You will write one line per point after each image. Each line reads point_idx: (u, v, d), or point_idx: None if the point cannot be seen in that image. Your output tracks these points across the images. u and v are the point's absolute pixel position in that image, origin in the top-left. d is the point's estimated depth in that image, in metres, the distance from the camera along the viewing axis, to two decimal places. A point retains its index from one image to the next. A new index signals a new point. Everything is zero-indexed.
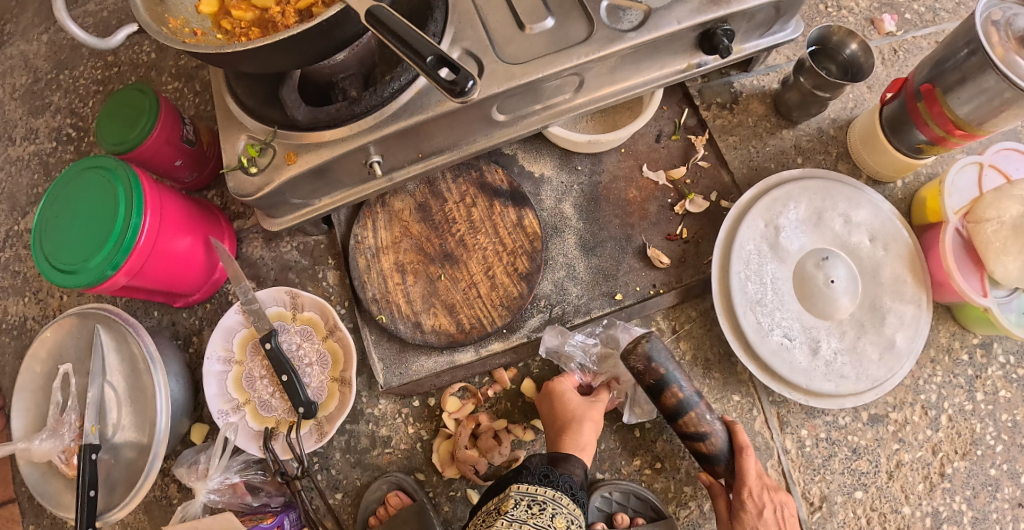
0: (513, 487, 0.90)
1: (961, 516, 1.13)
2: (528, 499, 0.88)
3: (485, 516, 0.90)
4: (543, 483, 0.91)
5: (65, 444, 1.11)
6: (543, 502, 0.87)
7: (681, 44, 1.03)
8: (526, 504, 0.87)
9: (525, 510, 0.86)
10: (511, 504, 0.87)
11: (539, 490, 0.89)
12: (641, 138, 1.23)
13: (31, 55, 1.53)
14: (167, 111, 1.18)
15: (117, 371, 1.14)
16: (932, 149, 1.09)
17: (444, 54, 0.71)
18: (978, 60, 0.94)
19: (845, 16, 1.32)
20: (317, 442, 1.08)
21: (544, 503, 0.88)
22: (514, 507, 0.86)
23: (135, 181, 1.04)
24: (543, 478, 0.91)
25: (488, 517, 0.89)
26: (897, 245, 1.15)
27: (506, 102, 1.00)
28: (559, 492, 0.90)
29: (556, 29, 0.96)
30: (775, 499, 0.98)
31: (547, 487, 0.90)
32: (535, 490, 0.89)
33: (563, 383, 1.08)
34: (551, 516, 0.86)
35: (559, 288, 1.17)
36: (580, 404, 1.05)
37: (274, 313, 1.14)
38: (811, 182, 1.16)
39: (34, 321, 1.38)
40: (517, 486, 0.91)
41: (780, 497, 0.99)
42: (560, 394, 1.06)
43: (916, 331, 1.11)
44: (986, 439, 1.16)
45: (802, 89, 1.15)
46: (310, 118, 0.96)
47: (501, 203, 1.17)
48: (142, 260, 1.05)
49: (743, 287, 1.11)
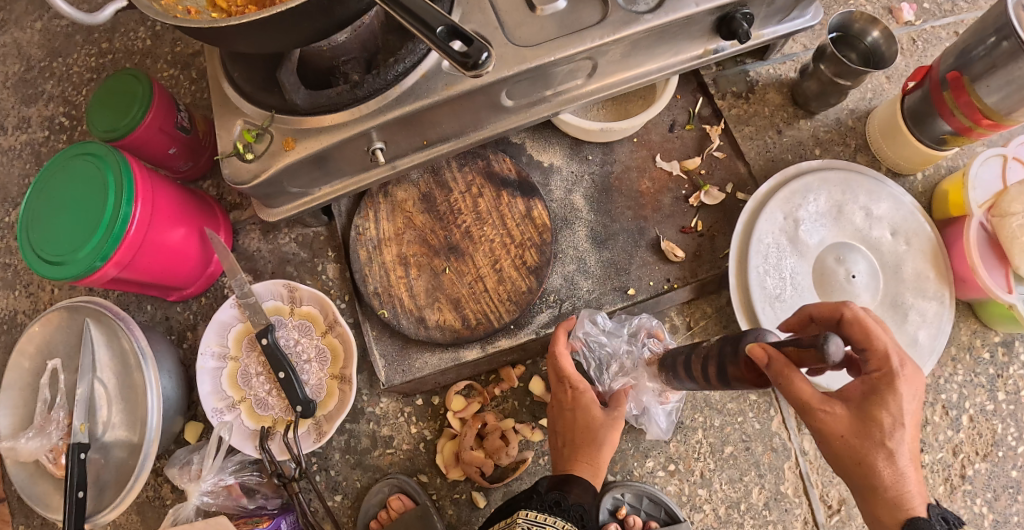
0: (521, 514, 0.86)
1: (982, 520, 1.09)
2: (535, 529, 0.83)
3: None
4: (551, 511, 0.86)
5: (53, 443, 1.07)
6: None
7: (698, 28, 0.99)
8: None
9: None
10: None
11: (547, 519, 0.85)
12: (654, 127, 1.19)
13: (23, 42, 1.48)
14: (161, 97, 1.13)
15: (107, 368, 1.10)
16: (956, 140, 1.05)
17: (455, 24, 0.66)
18: (1010, 45, 0.90)
19: (863, 5, 1.28)
20: (315, 443, 1.04)
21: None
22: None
23: (126, 168, 1.00)
24: (552, 506, 0.87)
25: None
26: (920, 240, 1.11)
27: (515, 87, 0.95)
28: (569, 522, 0.85)
29: (568, 11, 0.92)
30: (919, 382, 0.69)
31: (557, 516, 0.85)
32: (544, 519, 0.85)
33: (586, 395, 0.98)
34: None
35: (568, 282, 1.12)
36: (602, 422, 0.97)
37: (271, 307, 1.09)
38: (831, 174, 1.12)
39: (24, 316, 1.33)
40: (525, 512, 0.87)
41: (911, 373, 0.69)
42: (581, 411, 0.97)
43: (938, 329, 1.07)
44: (1008, 440, 1.12)
45: (822, 77, 1.11)
46: (310, 103, 0.91)
47: (509, 194, 1.12)
48: (133, 251, 1.01)
49: (761, 282, 1.07)
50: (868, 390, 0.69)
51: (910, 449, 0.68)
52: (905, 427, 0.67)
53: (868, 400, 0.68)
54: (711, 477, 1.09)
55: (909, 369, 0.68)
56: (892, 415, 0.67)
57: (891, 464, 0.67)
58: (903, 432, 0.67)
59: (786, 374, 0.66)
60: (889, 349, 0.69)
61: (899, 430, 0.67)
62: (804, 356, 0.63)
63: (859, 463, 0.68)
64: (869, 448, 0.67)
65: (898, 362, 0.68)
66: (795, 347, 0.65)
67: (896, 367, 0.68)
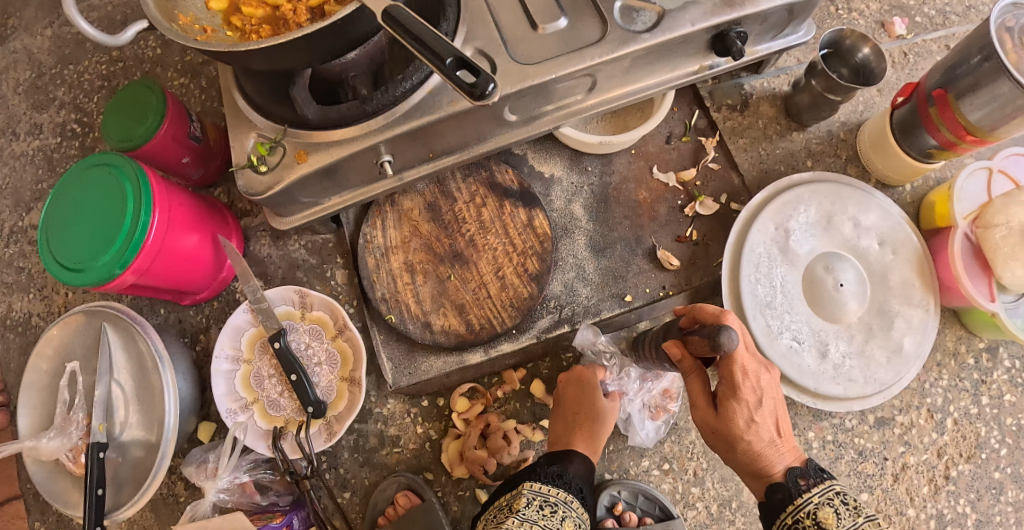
0: (526, 486, 0.96)
1: (964, 519, 1.14)
2: (540, 499, 0.93)
3: (497, 511, 0.95)
4: (555, 483, 0.97)
5: (73, 443, 1.11)
6: (554, 504, 0.93)
7: (693, 46, 1.03)
8: (538, 504, 0.92)
9: (537, 510, 0.91)
10: (524, 503, 0.92)
11: (551, 491, 0.95)
12: (651, 139, 1.23)
13: (35, 50, 1.52)
14: (174, 108, 1.17)
15: (123, 370, 1.14)
16: (942, 153, 1.09)
17: (464, 56, 0.70)
18: (991, 66, 0.95)
19: (856, 19, 1.32)
20: (326, 442, 1.09)
21: (556, 504, 0.93)
22: (527, 506, 0.91)
23: (143, 179, 1.04)
24: (555, 479, 0.97)
25: (501, 511, 0.94)
26: (906, 250, 1.15)
27: (518, 102, 0.99)
28: (570, 494, 0.96)
29: (569, 29, 0.96)
30: (766, 379, 0.84)
31: (560, 488, 0.96)
32: (548, 491, 0.95)
33: (591, 373, 1.10)
34: (561, 519, 0.92)
35: (568, 289, 1.17)
36: (602, 406, 1.07)
37: (282, 313, 1.13)
38: (821, 185, 1.16)
39: (39, 318, 1.38)
40: (530, 484, 0.97)
41: (755, 378, 0.83)
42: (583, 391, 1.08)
43: (923, 335, 1.12)
44: (990, 442, 1.17)
45: (814, 91, 1.15)
46: (320, 116, 0.95)
47: (511, 204, 1.17)
48: (150, 259, 1.05)
49: (753, 291, 1.11)
50: (724, 393, 0.84)
51: (770, 430, 0.84)
52: (756, 420, 0.83)
53: (724, 404, 0.84)
54: (704, 476, 1.13)
55: (751, 376, 0.83)
56: (744, 416, 0.83)
57: (752, 447, 0.83)
58: (756, 425, 0.83)
59: (684, 363, 0.86)
60: (740, 361, 0.83)
61: (752, 426, 0.83)
62: (702, 343, 0.75)
63: (725, 444, 0.85)
64: (734, 438, 0.84)
65: (740, 371, 0.82)
66: (698, 338, 0.76)
67: (737, 377, 0.82)
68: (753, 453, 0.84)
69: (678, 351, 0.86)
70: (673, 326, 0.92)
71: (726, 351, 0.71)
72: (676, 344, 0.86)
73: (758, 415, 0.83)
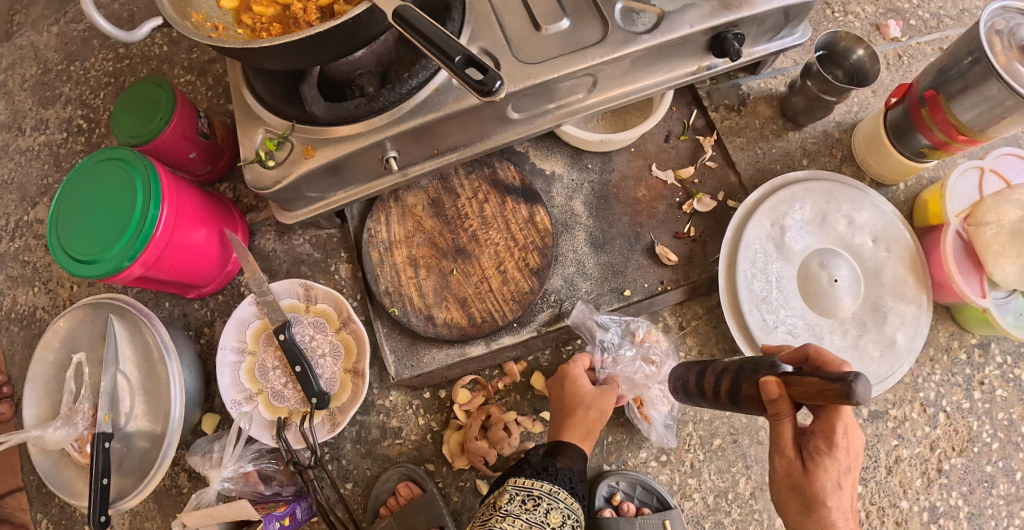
0: (511, 482, 0.95)
1: (957, 512, 1.16)
2: (523, 493, 0.92)
3: (486, 509, 0.94)
4: (540, 477, 0.95)
5: (78, 432, 1.13)
6: (538, 497, 0.92)
7: (692, 47, 1.05)
8: (521, 499, 0.91)
9: (519, 505, 0.90)
10: (505, 500, 0.91)
11: (535, 484, 0.94)
12: (650, 138, 1.25)
13: (40, 46, 1.54)
14: (184, 105, 1.19)
15: (129, 361, 1.16)
16: (935, 153, 1.12)
17: (472, 54, 0.72)
18: (982, 68, 0.97)
19: (851, 22, 1.35)
20: (329, 433, 1.10)
21: (540, 497, 0.92)
22: (509, 502, 0.91)
23: (153, 173, 1.06)
24: (541, 472, 0.96)
25: (488, 508, 0.94)
26: (899, 247, 1.18)
27: (521, 101, 1.02)
28: (558, 486, 0.94)
29: (571, 30, 0.98)
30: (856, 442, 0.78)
31: (544, 481, 0.94)
32: (532, 485, 0.93)
33: (579, 368, 1.10)
34: (545, 512, 0.90)
35: (568, 283, 1.19)
36: (592, 391, 1.07)
37: (288, 305, 1.15)
38: (816, 184, 1.19)
39: (43, 311, 1.39)
40: (515, 480, 0.96)
41: (851, 443, 0.77)
42: (571, 382, 1.08)
43: (916, 331, 1.14)
44: (983, 436, 1.19)
45: (809, 93, 1.17)
46: (329, 114, 0.97)
47: (513, 200, 1.19)
48: (158, 252, 1.07)
49: (748, 285, 1.14)
50: (816, 448, 0.77)
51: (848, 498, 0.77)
52: (842, 485, 0.76)
53: (814, 459, 0.77)
54: (701, 467, 1.15)
55: (851, 437, 0.76)
56: (833, 478, 0.76)
57: (829, 514, 0.77)
58: (841, 490, 0.76)
59: (783, 408, 0.72)
60: (844, 418, 0.75)
61: (837, 490, 0.76)
62: (824, 393, 0.65)
63: (805, 506, 0.77)
64: (816, 501, 0.76)
65: (842, 429, 0.76)
66: (817, 383, 0.65)
67: (838, 436, 0.75)
68: (827, 519, 0.77)
69: (779, 391, 0.71)
70: (767, 361, 0.77)
71: (861, 403, 0.61)
72: (775, 381, 0.72)
73: (842, 482, 0.76)
